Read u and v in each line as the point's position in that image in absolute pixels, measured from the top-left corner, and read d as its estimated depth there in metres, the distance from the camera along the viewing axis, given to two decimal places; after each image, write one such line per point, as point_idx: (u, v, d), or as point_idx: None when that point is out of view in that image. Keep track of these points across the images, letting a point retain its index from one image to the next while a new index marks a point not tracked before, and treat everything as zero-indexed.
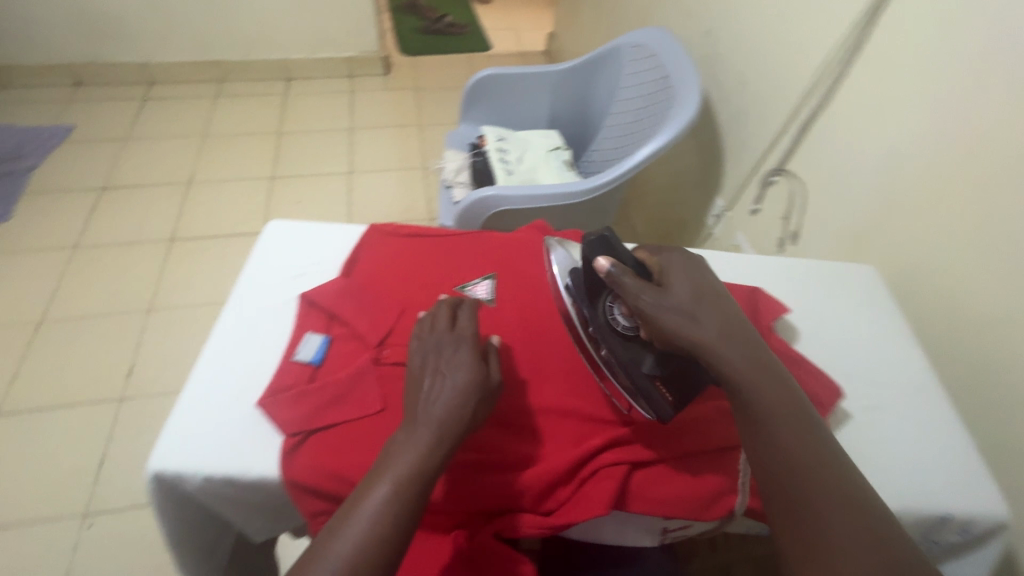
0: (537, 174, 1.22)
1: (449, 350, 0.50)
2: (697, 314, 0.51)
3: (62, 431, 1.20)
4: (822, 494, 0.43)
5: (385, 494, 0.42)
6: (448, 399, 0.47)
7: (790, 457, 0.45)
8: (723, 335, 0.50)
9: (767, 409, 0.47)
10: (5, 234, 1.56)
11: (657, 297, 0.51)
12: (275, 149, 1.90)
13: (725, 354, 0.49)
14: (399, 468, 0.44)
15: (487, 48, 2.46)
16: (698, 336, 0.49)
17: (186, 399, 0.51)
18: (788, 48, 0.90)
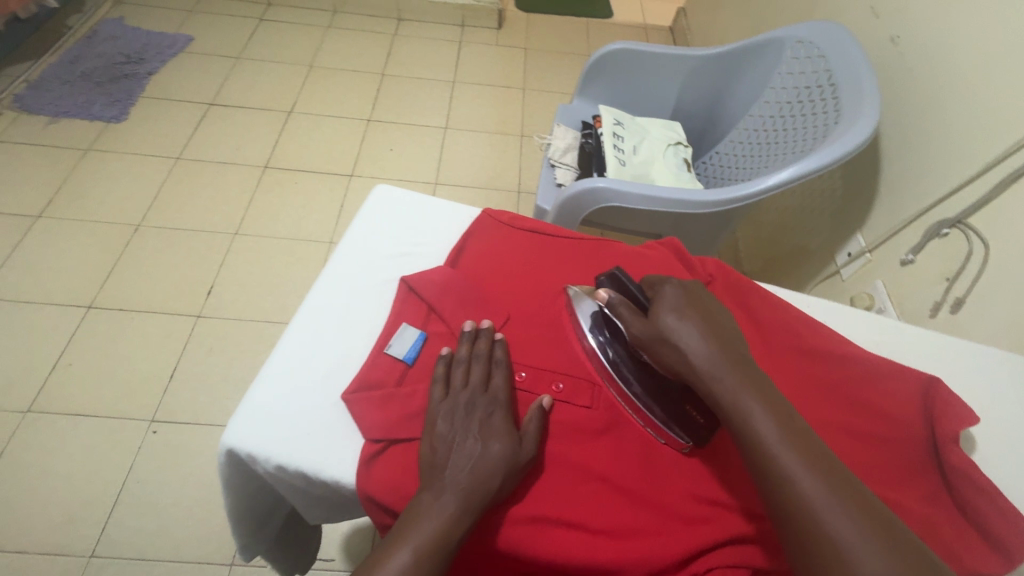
0: (651, 170, 1.10)
1: (482, 413, 0.45)
2: (692, 338, 0.45)
3: (142, 336, 1.25)
4: (833, 541, 0.35)
5: (405, 562, 0.37)
6: (468, 469, 0.41)
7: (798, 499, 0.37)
8: (716, 363, 0.43)
9: (769, 440, 0.40)
10: (118, 135, 1.62)
11: (650, 324, 0.46)
12: (375, 91, 1.86)
13: (725, 382, 0.42)
14: (422, 534, 0.38)
15: (607, 15, 2.28)
16: (695, 364, 0.44)
17: (270, 372, 0.48)
18: (1006, 76, 0.72)
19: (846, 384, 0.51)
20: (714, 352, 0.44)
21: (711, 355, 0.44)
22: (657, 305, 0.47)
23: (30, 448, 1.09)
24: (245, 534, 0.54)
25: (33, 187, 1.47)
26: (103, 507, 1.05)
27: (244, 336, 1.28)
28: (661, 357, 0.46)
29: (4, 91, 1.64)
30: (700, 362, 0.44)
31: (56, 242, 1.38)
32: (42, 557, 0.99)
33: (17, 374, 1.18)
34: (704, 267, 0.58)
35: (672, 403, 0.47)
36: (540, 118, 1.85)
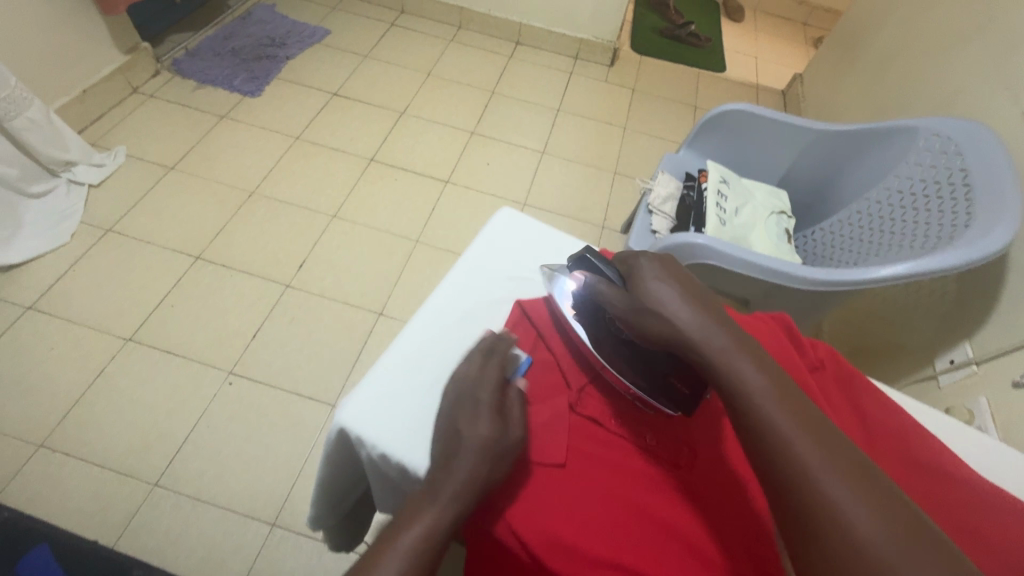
0: (751, 235, 1.08)
1: (468, 408, 0.46)
2: (675, 305, 0.44)
3: (237, 293, 1.36)
4: (811, 469, 0.35)
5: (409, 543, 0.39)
6: (472, 459, 0.43)
7: (778, 433, 0.37)
8: (699, 324, 0.43)
9: (750, 379, 0.40)
10: (250, 108, 1.78)
11: (631, 297, 0.47)
12: (483, 106, 1.94)
13: (711, 346, 0.42)
14: (422, 518, 0.40)
15: (721, 70, 2.28)
16: (678, 331, 0.44)
17: (386, 364, 0.52)
18: None
19: (964, 510, 0.47)
20: (697, 316, 0.44)
21: (692, 318, 0.44)
22: (638, 278, 0.48)
23: (125, 373, 1.20)
24: (323, 503, 0.58)
25: (172, 142, 1.64)
26: (173, 442, 1.13)
27: (324, 313, 1.36)
28: (644, 328, 0.46)
29: (166, 54, 1.85)
30: (682, 326, 0.44)
31: (181, 193, 1.53)
32: (115, 475, 1.08)
33: (127, 304, 1.30)
34: (815, 351, 0.58)
35: (655, 375, 0.48)
36: (635, 158, 1.87)
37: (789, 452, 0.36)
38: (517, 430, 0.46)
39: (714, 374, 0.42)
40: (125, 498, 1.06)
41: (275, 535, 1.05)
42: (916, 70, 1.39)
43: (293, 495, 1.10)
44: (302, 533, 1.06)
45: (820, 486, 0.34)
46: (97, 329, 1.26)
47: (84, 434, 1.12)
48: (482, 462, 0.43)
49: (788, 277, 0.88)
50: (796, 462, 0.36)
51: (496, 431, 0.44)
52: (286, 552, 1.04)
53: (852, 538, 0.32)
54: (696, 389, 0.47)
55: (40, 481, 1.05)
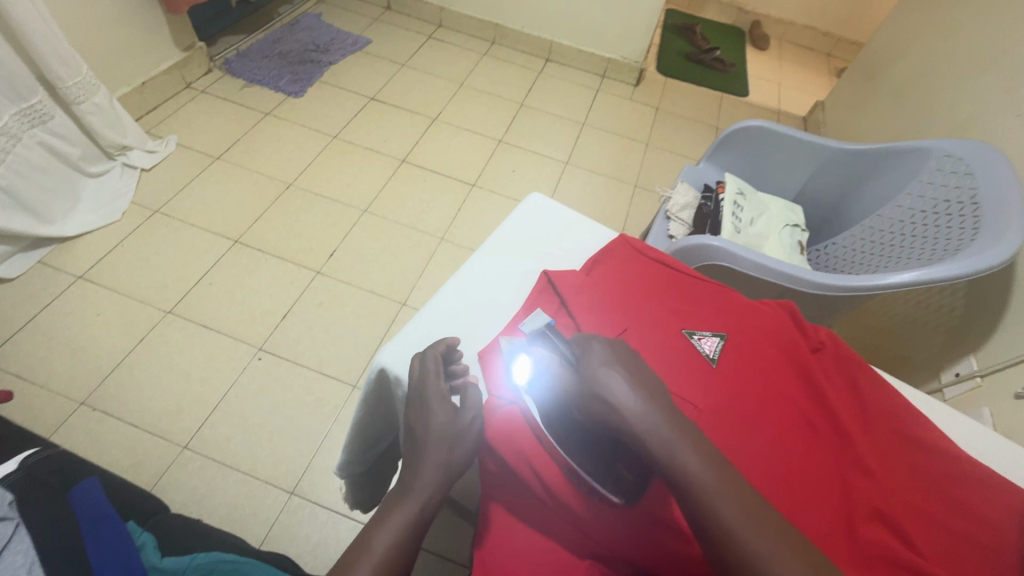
0: (764, 244, 1.13)
1: (427, 399, 0.50)
2: (619, 391, 0.42)
3: (272, 276, 1.44)
4: (701, 478, 0.38)
5: (391, 538, 0.42)
6: (438, 447, 0.47)
7: (701, 491, 0.38)
8: (645, 411, 0.41)
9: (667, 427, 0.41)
10: (293, 107, 1.89)
11: (579, 378, 0.45)
12: (512, 116, 2.03)
13: (654, 433, 0.40)
14: (400, 510, 0.43)
15: (745, 94, 2.35)
16: (624, 418, 0.41)
17: (423, 320, 0.59)
18: None
19: (943, 479, 0.52)
20: (645, 405, 0.41)
21: (641, 405, 0.41)
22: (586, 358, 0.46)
23: (163, 342, 1.28)
24: (354, 446, 0.64)
25: (219, 134, 1.75)
26: (204, 409, 1.20)
27: (350, 300, 1.42)
28: (589, 409, 0.43)
29: (219, 54, 1.97)
30: (626, 412, 0.41)
31: (225, 181, 1.63)
32: (148, 435, 1.14)
33: (169, 279, 1.39)
34: (815, 333, 0.62)
35: (602, 460, 0.46)
36: (656, 173, 1.93)
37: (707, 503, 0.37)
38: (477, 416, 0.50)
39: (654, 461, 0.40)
40: (156, 457, 1.12)
41: (292, 503, 1.10)
42: (934, 98, 1.44)
43: (312, 467, 1.15)
44: (318, 503, 1.10)
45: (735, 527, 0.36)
46: (141, 300, 1.34)
47: (123, 395, 1.19)
48: (445, 449, 0.47)
49: (798, 281, 0.92)
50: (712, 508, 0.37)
51: (455, 421, 0.49)
52: (302, 519, 1.08)
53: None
54: (641, 475, 0.46)
55: (80, 435, 1.12)
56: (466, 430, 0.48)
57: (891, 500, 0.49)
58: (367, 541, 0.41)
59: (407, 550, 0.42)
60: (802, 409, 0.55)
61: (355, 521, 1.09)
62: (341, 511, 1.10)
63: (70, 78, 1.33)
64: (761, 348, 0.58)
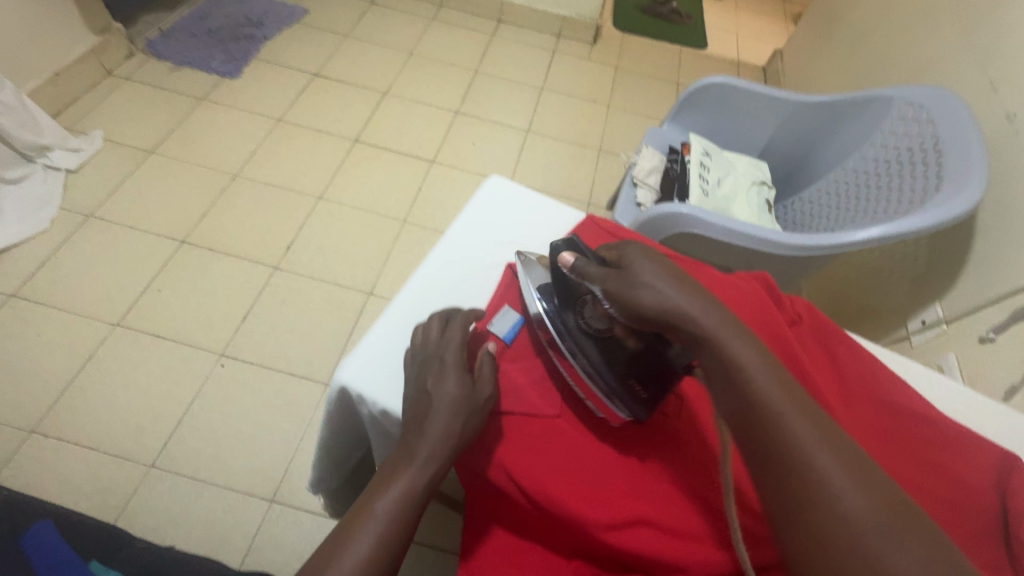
0: (732, 205, 1.11)
1: (436, 367, 0.47)
2: (669, 290, 0.42)
3: (227, 275, 1.36)
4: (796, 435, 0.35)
5: (385, 514, 0.40)
6: (440, 415, 0.44)
7: (771, 405, 0.36)
8: (693, 305, 0.41)
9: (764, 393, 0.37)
10: (230, 90, 1.75)
11: (622, 272, 0.45)
12: (467, 85, 1.93)
13: (703, 326, 0.40)
14: (389, 494, 0.41)
15: (704, 47, 2.29)
16: (672, 309, 0.41)
17: (384, 326, 0.54)
18: None
19: (923, 444, 0.52)
20: (689, 296, 0.42)
21: (685, 295, 0.42)
22: (625, 262, 0.45)
23: (115, 358, 1.20)
24: (325, 464, 0.60)
25: (150, 125, 1.61)
26: (168, 425, 1.13)
27: (314, 295, 1.36)
28: (633, 302, 0.43)
29: (139, 35, 1.80)
30: (671, 303, 0.41)
31: (163, 177, 1.51)
32: (111, 458, 1.08)
33: (113, 290, 1.29)
34: (792, 305, 0.60)
35: (621, 369, 0.47)
36: (620, 136, 1.88)
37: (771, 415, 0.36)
38: (487, 385, 0.48)
39: (707, 355, 0.40)
40: (122, 479, 1.06)
41: (274, 511, 1.07)
42: (890, 41, 1.42)
43: (291, 472, 1.11)
44: (301, 508, 1.08)
45: (777, 410, 0.36)
46: (84, 315, 1.25)
47: (77, 419, 1.11)
48: (449, 419, 0.44)
49: (770, 245, 0.91)
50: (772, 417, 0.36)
51: (466, 390, 0.46)
52: (286, 527, 1.05)
53: (836, 510, 0.32)
54: (651, 393, 0.47)
55: (35, 466, 1.05)
56: (475, 400, 0.46)
57: None
58: (364, 515, 0.40)
59: (401, 533, 0.39)
60: None
61: None
62: (326, 514, 1.07)
63: None
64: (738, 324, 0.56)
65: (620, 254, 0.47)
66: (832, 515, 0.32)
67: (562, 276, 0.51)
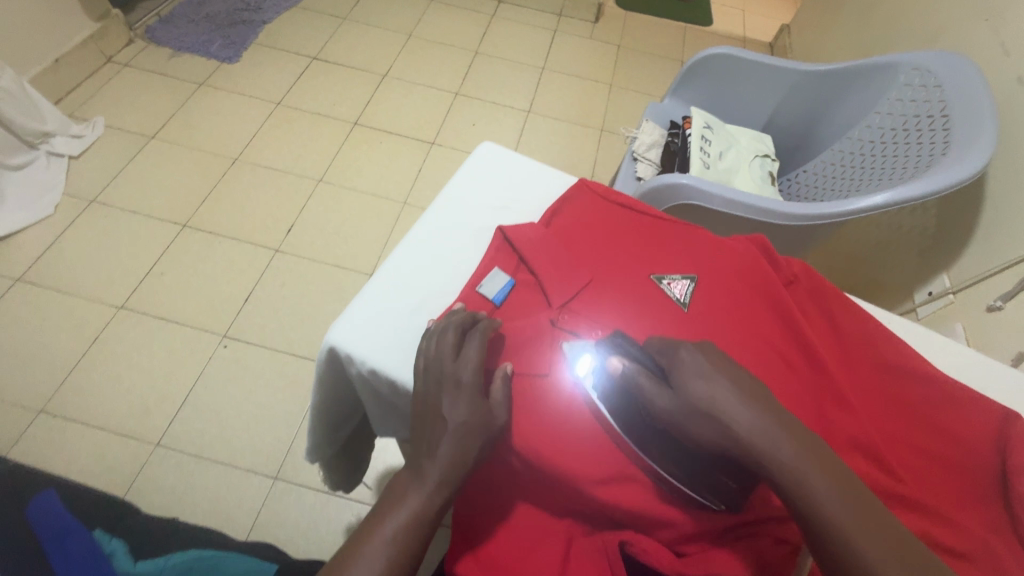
0: (734, 178, 1.09)
1: (449, 388, 0.45)
2: (729, 403, 0.40)
3: (229, 258, 1.36)
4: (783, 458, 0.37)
5: (389, 536, 0.40)
6: (453, 440, 0.43)
7: (768, 450, 0.38)
8: (765, 427, 0.39)
9: (743, 425, 0.39)
10: (229, 75, 1.74)
11: (680, 397, 0.41)
12: (467, 66, 1.91)
13: (776, 455, 0.37)
14: (396, 518, 0.41)
15: (708, 24, 2.25)
16: (738, 436, 0.39)
17: (373, 288, 0.53)
18: None
19: (920, 404, 0.51)
20: (760, 421, 0.39)
21: (756, 423, 0.39)
22: (678, 371, 0.43)
23: (120, 340, 1.21)
24: (319, 432, 0.60)
25: (150, 111, 1.61)
26: (172, 405, 1.15)
27: (314, 277, 1.36)
28: (698, 434, 0.41)
29: (138, 21, 1.79)
30: (742, 429, 0.39)
31: (164, 162, 1.51)
32: (117, 437, 1.10)
33: (117, 273, 1.30)
34: (789, 266, 0.59)
35: (702, 468, 0.42)
36: (623, 114, 1.85)
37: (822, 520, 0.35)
38: (502, 411, 0.46)
39: (777, 484, 0.38)
40: (128, 458, 1.08)
41: (277, 488, 1.08)
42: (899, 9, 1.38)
43: (293, 450, 1.12)
44: (305, 485, 1.09)
45: (764, 437, 0.38)
46: (88, 298, 1.26)
47: (83, 399, 1.13)
48: (461, 443, 0.43)
49: (770, 214, 0.89)
50: (825, 521, 0.35)
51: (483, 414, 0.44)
52: (289, 503, 1.06)
53: (832, 529, 0.35)
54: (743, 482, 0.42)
55: (43, 445, 1.07)
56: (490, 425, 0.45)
57: (869, 428, 0.48)
58: (371, 534, 0.40)
59: (410, 553, 0.40)
60: (776, 346, 0.52)
61: (345, 500, 1.08)
62: (329, 491, 1.08)
63: None
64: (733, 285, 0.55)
65: (672, 358, 0.44)
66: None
67: (608, 385, 0.46)
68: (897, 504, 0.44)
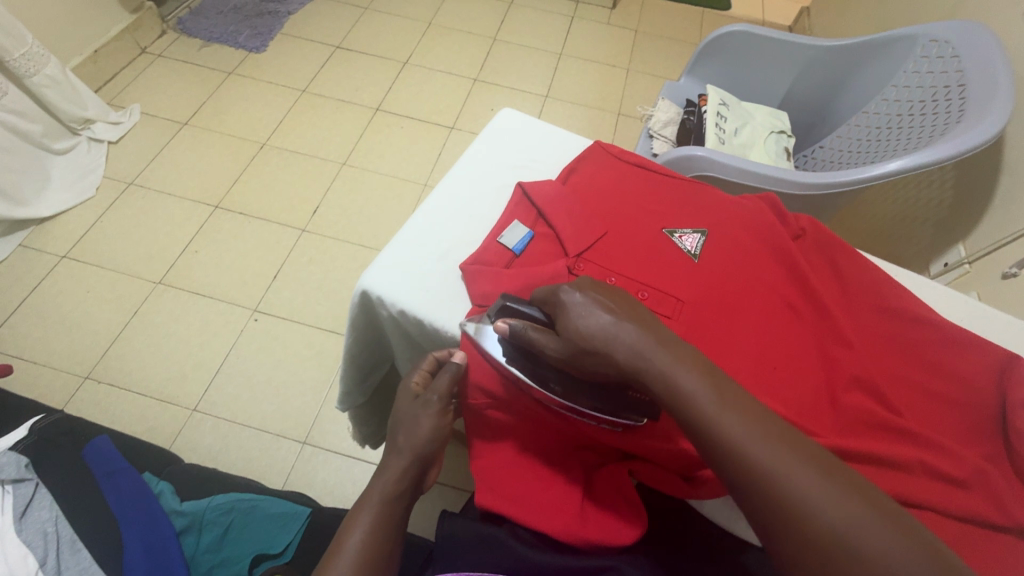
0: (750, 153, 1.10)
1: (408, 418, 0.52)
2: (610, 330, 0.42)
3: (258, 236, 1.42)
4: (703, 403, 0.38)
5: (361, 536, 0.47)
6: (407, 458, 0.51)
7: (683, 390, 0.39)
8: (641, 345, 0.41)
9: (661, 367, 0.40)
10: (256, 63, 1.81)
11: (565, 338, 0.43)
12: (486, 52, 1.94)
13: (651, 365, 0.40)
14: (357, 529, 0.47)
15: (727, 8, 2.24)
16: (623, 362, 0.41)
17: (402, 239, 0.57)
18: None
19: (925, 348, 0.52)
20: (632, 334, 0.41)
21: (629, 339, 0.41)
22: (562, 316, 0.44)
23: (158, 312, 1.28)
24: (351, 380, 0.64)
25: (183, 99, 1.68)
26: (207, 373, 1.21)
27: (339, 255, 1.41)
28: (588, 365, 0.43)
29: (171, 13, 1.86)
30: (621, 353, 0.41)
31: (196, 147, 1.58)
32: (157, 402, 1.17)
33: (155, 250, 1.37)
34: (796, 221, 0.61)
35: (610, 397, 0.45)
36: (640, 99, 1.86)
37: (717, 434, 0.37)
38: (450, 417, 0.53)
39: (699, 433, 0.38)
40: (168, 421, 1.14)
41: (306, 452, 1.13)
42: None
43: (321, 417, 1.18)
44: (330, 449, 1.14)
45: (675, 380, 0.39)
46: (129, 274, 1.33)
47: (126, 367, 1.20)
48: (411, 463, 0.51)
49: (785, 183, 0.91)
50: (722, 435, 0.37)
51: (436, 430, 0.52)
52: (317, 466, 1.12)
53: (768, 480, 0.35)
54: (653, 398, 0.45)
55: (90, 408, 1.14)
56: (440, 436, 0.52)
57: (872, 368, 0.50)
58: (342, 542, 0.47)
59: (380, 544, 0.47)
60: (782, 293, 0.55)
61: (370, 464, 1.13)
62: (354, 455, 1.13)
63: (16, 50, 1.26)
64: (742, 238, 0.58)
65: (553, 304, 0.45)
66: (798, 518, 0.33)
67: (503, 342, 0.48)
68: (899, 437, 0.47)
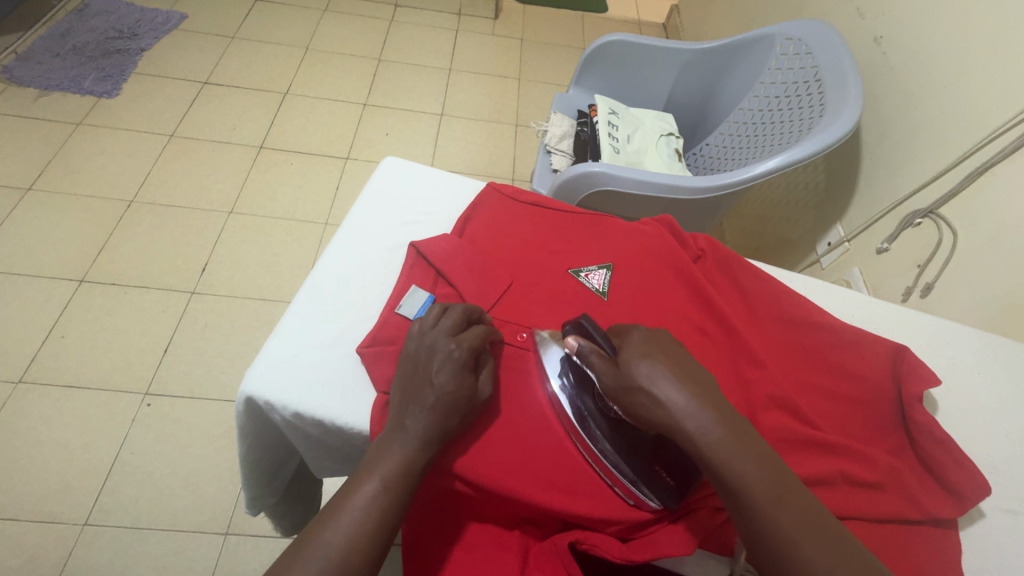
0: (644, 159, 1.13)
1: (433, 355, 0.46)
2: (667, 389, 0.41)
3: (138, 308, 1.26)
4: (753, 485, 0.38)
5: (335, 544, 0.37)
6: (435, 408, 0.43)
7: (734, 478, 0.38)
8: (698, 418, 0.40)
9: (715, 444, 0.39)
10: (110, 110, 1.60)
11: (619, 375, 0.42)
12: (372, 74, 1.86)
13: (710, 438, 0.39)
14: (345, 521, 0.38)
15: (604, 10, 2.31)
16: (674, 424, 0.40)
17: (286, 328, 0.51)
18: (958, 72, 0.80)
19: (826, 352, 0.55)
20: (691, 403, 0.40)
21: (692, 408, 0.40)
22: (625, 351, 0.44)
23: (23, 417, 1.09)
24: (256, 485, 0.57)
25: (23, 160, 1.46)
26: (96, 478, 1.05)
27: (239, 314, 1.29)
28: (633, 409, 0.42)
29: None
30: (675, 415, 0.40)
31: (47, 214, 1.37)
32: (37, 524, 0.99)
33: (10, 344, 1.17)
34: (695, 242, 0.62)
35: (645, 460, 0.45)
36: (535, 108, 1.87)
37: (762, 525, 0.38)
38: (486, 390, 0.47)
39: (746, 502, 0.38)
40: (53, 544, 0.98)
41: (229, 542, 1.02)
42: None
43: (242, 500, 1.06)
44: (258, 534, 1.03)
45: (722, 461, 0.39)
46: None
47: None
48: (433, 418, 0.43)
49: (679, 191, 0.93)
50: (799, 559, 0.36)
51: (459, 386, 0.45)
52: (246, 556, 1.01)
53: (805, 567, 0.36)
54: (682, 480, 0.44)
55: None
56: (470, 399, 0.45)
57: (784, 383, 0.51)
58: (313, 538, 0.37)
59: (362, 560, 0.37)
60: (692, 319, 0.55)
61: None
62: None
63: None
64: (646, 269, 0.58)
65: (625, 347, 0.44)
66: None
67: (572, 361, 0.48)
68: (820, 448, 0.47)
